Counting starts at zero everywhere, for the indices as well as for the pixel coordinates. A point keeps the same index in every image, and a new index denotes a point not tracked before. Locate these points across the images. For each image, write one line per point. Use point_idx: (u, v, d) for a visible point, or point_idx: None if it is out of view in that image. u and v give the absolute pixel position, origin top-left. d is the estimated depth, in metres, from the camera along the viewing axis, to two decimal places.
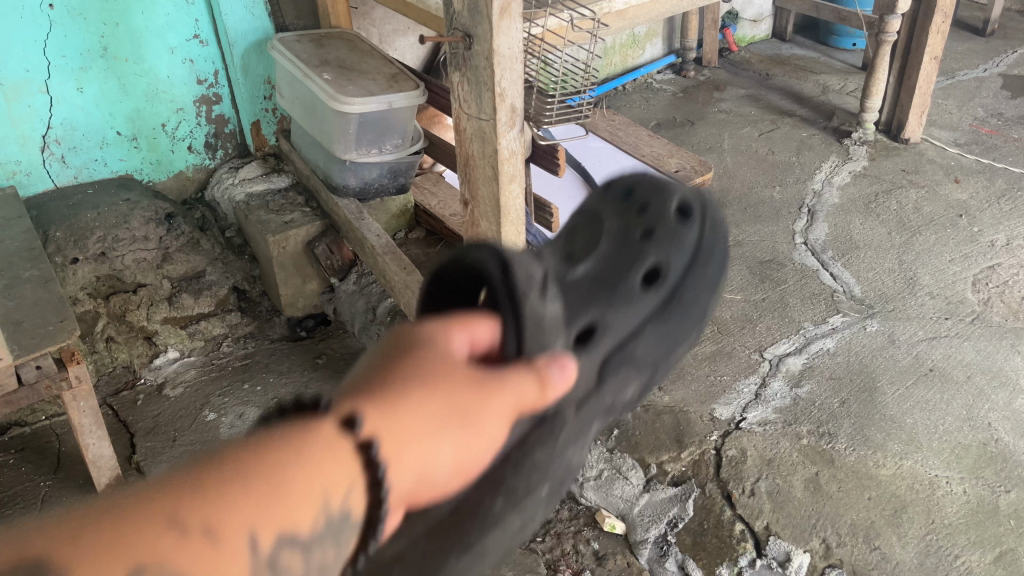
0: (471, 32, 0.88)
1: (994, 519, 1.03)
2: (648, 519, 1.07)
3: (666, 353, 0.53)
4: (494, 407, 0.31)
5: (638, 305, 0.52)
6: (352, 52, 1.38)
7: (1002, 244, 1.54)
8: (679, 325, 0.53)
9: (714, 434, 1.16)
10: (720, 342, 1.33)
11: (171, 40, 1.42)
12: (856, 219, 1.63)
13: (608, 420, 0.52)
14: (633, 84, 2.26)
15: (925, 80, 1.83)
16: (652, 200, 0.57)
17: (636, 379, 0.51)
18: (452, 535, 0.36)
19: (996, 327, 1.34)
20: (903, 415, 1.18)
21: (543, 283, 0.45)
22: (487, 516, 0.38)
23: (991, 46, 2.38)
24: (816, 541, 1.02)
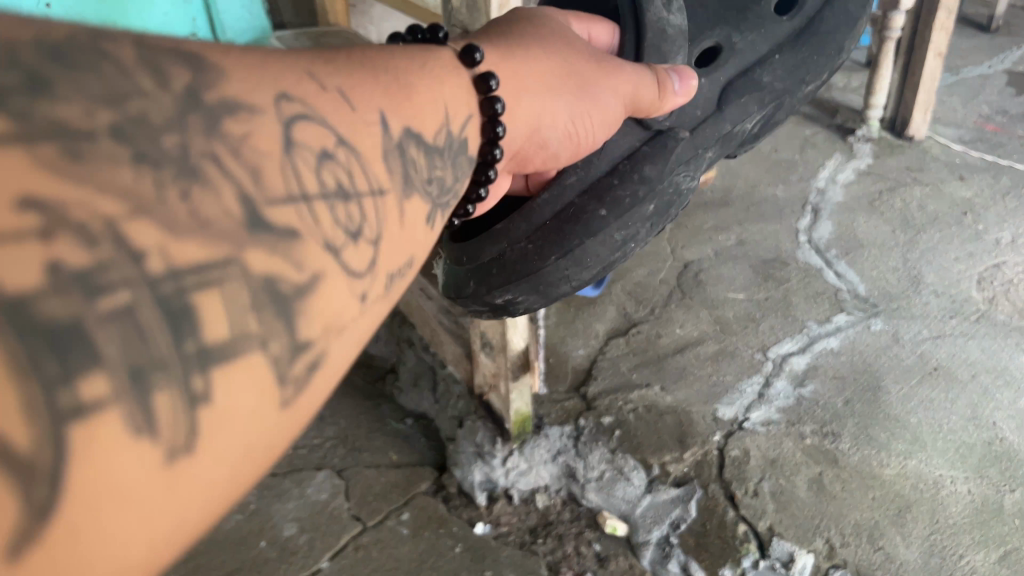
0: (470, 29, 0.89)
1: (999, 518, 1.02)
2: (651, 521, 1.06)
3: (794, 83, 0.80)
4: (601, 87, 0.70)
5: (767, 40, 0.79)
6: (351, 51, 1.37)
7: (1007, 241, 1.52)
8: (813, 42, 0.79)
9: (717, 434, 1.15)
10: (723, 341, 1.32)
11: None
12: (860, 217, 1.61)
13: (738, 140, 0.81)
14: None
15: (930, 76, 1.82)
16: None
17: (757, 106, 0.79)
18: (555, 232, 0.74)
19: (1002, 326, 1.32)
20: (908, 414, 1.16)
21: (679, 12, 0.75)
22: (594, 215, 0.74)
23: (996, 43, 2.36)
24: (820, 541, 1.00)
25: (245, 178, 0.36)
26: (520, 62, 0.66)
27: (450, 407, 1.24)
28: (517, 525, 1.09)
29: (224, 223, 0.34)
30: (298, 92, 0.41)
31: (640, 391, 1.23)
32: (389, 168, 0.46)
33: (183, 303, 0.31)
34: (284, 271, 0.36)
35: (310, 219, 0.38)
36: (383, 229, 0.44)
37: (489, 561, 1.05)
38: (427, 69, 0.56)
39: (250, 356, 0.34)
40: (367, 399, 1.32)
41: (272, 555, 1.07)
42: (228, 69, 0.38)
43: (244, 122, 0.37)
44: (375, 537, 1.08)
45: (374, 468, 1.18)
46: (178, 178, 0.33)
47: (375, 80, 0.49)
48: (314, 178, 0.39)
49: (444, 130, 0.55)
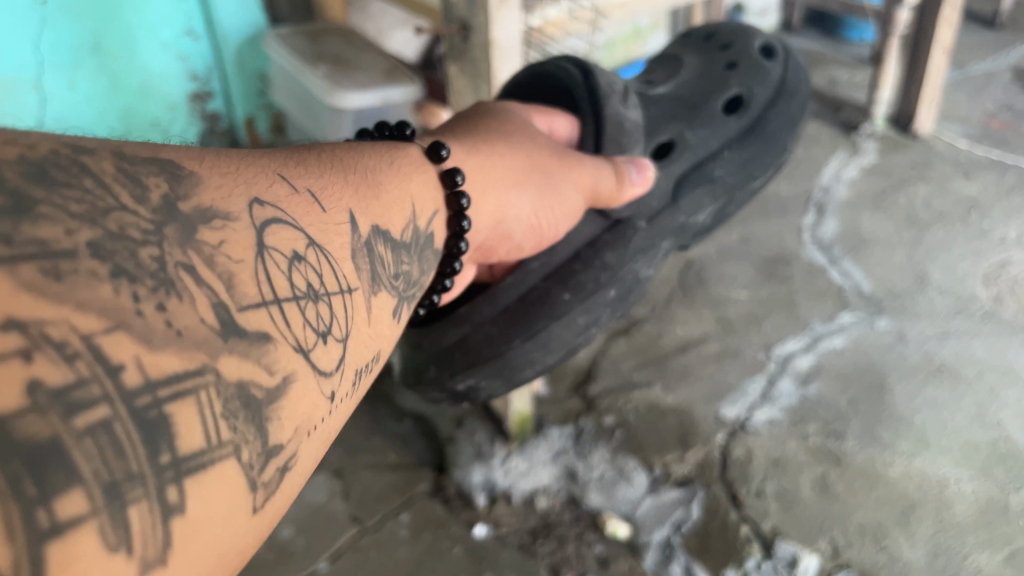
0: (469, 23, 0.88)
1: (1005, 519, 1.00)
2: (653, 522, 1.04)
3: (742, 179, 0.93)
4: (564, 179, 0.76)
5: (717, 139, 0.93)
6: (349, 47, 1.37)
7: (1013, 238, 1.50)
8: (758, 144, 0.94)
9: (719, 433, 1.14)
10: (726, 339, 1.31)
11: (164, 36, 1.41)
12: (865, 215, 1.60)
13: (693, 229, 0.94)
14: None
15: (936, 71, 1.80)
16: (732, 41, 1.03)
17: (710, 200, 0.92)
18: (523, 317, 0.83)
19: (1008, 323, 1.31)
20: (912, 413, 1.15)
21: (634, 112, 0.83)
22: (558, 301, 0.84)
23: (1001, 39, 2.34)
24: (823, 542, 0.99)
25: (221, 286, 0.37)
26: (486, 160, 0.72)
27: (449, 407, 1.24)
28: (517, 526, 1.07)
29: (199, 334, 0.35)
30: (270, 197, 0.43)
31: (641, 391, 1.22)
32: (358, 267, 0.49)
33: (158, 414, 0.32)
34: (255, 376, 0.37)
35: (280, 322, 0.40)
36: (351, 327, 0.47)
37: (488, 562, 1.03)
38: (394, 165, 0.60)
39: (223, 462, 0.34)
40: (365, 398, 1.28)
41: (269, 557, 1.06)
42: (205, 179, 0.40)
43: (220, 232, 0.39)
44: (374, 539, 1.07)
45: (373, 469, 1.17)
46: (154, 292, 0.34)
47: (346, 182, 0.52)
48: (285, 283, 0.41)
49: (408, 226, 0.59)
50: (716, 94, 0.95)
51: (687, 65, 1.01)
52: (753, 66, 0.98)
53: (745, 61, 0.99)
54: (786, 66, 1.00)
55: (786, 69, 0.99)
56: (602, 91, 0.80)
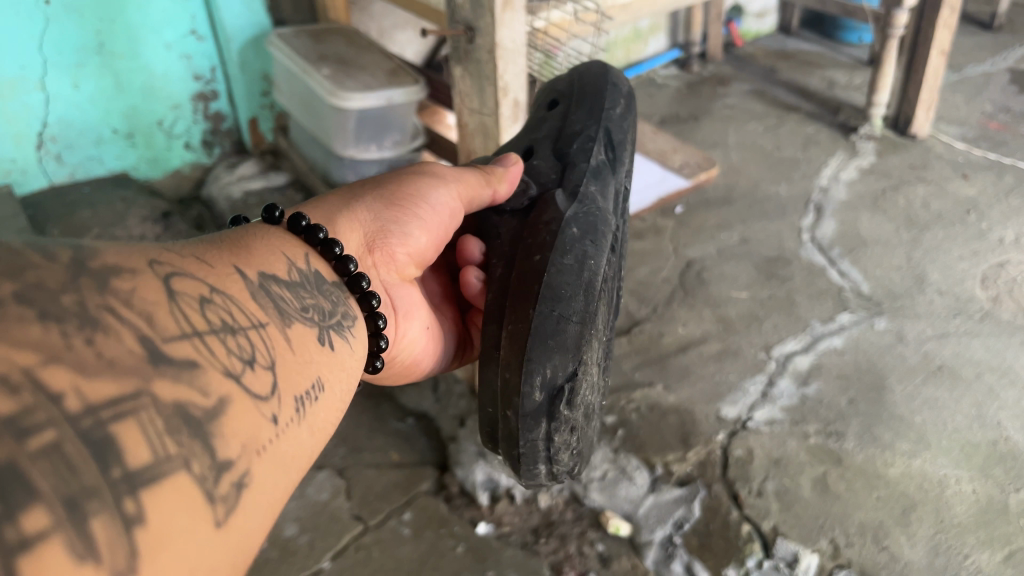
0: (474, 25, 0.89)
1: (1004, 518, 1.01)
2: (654, 521, 1.05)
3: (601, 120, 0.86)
4: (425, 190, 0.76)
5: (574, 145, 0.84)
6: (352, 48, 1.39)
7: (1010, 240, 1.51)
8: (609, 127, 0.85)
9: (720, 434, 1.14)
10: (727, 340, 1.31)
11: (168, 36, 1.41)
12: (863, 216, 1.61)
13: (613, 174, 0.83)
14: (638, 78, 2.23)
15: (934, 74, 1.81)
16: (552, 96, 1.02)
17: (594, 143, 0.84)
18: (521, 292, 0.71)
19: (1006, 324, 1.32)
20: (912, 414, 1.16)
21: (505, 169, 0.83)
22: (535, 259, 0.73)
23: (999, 40, 2.36)
24: (824, 541, 1.00)
25: (142, 323, 0.40)
26: (336, 205, 0.71)
27: (451, 407, 1.24)
28: (519, 526, 1.07)
29: (129, 361, 0.37)
30: (163, 256, 0.46)
31: (642, 390, 1.23)
32: (263, 303, 0.51)
33: (103, 433, 0.34)
34: (190, 397, 0.39)
35: (204, 353, 0.42)
36: (277, 356, 0.48)
37: (490, 561, 1.03)
38: (270, 230, 0.61)
39: (175, 475, 0.36)
40: (367, 398, 1.28)
41: (273, 556, 1.06)
42: (102, 245, 0.43)
43: (130, 280, 0.41)
44: (376, 537, 1.07)
45: (375, 467, 1.17)
46: (82, 330, 0.36)
47: (221, 245, 0.54)
48: (200, 317, 0.44)
49: (294, 269, 0.58)
50: (546, 121, 0.88)
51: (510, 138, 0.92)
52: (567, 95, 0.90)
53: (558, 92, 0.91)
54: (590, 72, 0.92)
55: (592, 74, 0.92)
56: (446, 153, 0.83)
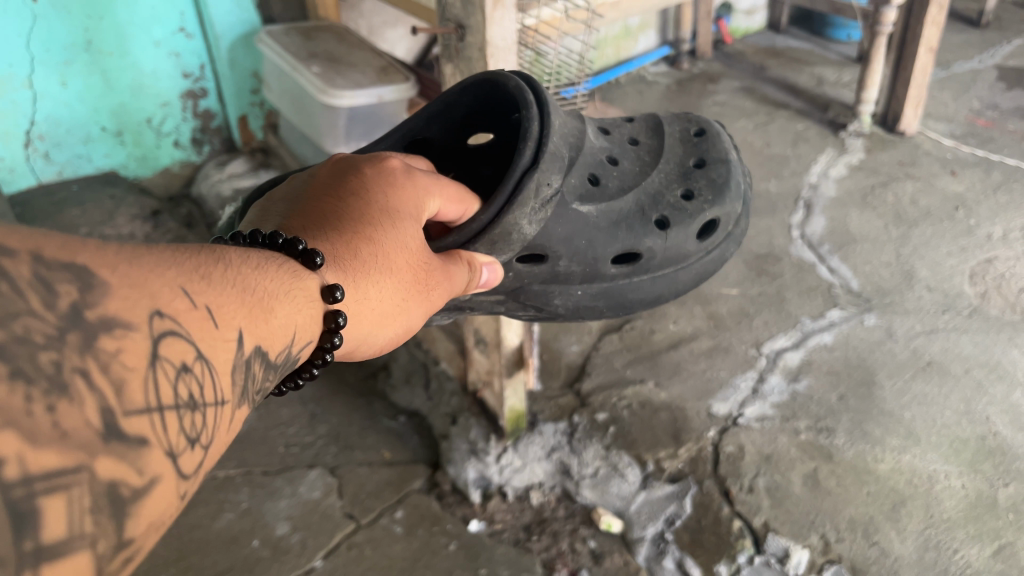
0: (464, 23, 0.89)
1: (993, 513, 1.02)
2: (646, 518, 1.05)
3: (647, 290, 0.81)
4: (422, 306, 0.60)
5: (618, 242, 0.77)
6: (342, 44, 1.39)
7: (999, 236, 1.52)
8: (663, 279, 0.80)
9: (711, 430, 1.15)
10: (718, 336, 1.32)
11: (157, 34, 1.40)
12: (853, 212, 1.61)
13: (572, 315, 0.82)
14: (628, 75, 2.23)
15: (921, 71, 1.82)
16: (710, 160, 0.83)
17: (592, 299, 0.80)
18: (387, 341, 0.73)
19: (994, 320, 1.32)
20: (902, 410, 1.16)
21: (548, 205, 0.71)
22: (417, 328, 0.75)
23: (986, 37, 2.37)
24: (815, 537, 1.00)
25: (109, 390, 0.29)
26: (389, 246, 0.57)
27: (444, 404, 1.23)
28: (511, 523, 1.08)
29: (83, 433, 0.28)
30: (171, 306, 0.34)
31: (633, 387, 1.23)
32: (237, 383, 0.38)
33: (28, 508, 0.26)
34: (124, 475, 0.29)
35: (161, 432, 0.31)
36: (219, 452, 0.36)
37: (483, 559, 1.04)
38: (288, 287, 0.45)
39: (76, 554, 0.27)
40: (359, 396, 1.28)
41: (264, 555, 1.05)
42: (113, 284, 0.31)
43: (119, 339, 0.31)
44: (369, 535, 1.07)
45: (367, 466, 1.17)
46: (47, 394, 0.27)
47: (240, 291, 0.41)
48: (168, 395, 0.32)
49: (286, 353, 0.44)
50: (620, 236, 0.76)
51: (652, 116, 0.88)
52: (691, 211, 0.78)
53: (708, 189, 0.80)
54: (730, 233, 0.83)
55: (728, 238, 0.83)
56: (529, 171, 0.68)
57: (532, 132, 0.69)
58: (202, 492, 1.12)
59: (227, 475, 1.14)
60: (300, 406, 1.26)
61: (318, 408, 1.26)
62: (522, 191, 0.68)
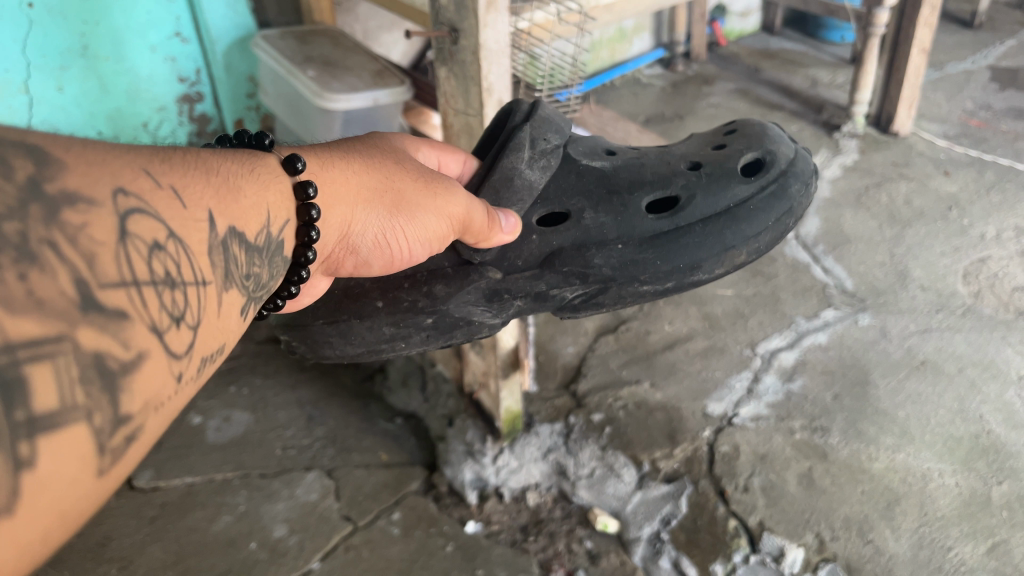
0: (458, 26, 0.89)
1: (987, 511, 1.02)
2: (642, 517, 1.06)
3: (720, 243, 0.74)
4: (417, 203, 0.65)
5: (650, 190, 0.76)
6: (337, 49, 1.40)
7: (992, 236, 1.53)
8: (722, 220, 0.74)
9: (706, 430, 1.15)
10: (713, 337, 1.32)
11: (152, 38, 1.41)
12: (847, 213, 1.62)
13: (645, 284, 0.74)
14: (623, 78, 2.24)
15: (914, 72, 1.83)
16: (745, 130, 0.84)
17: (653, 254, 0.73)
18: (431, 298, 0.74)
19: (988, 319, 1.33)
20: (896, 409, 1.17)
21: (550, 157, 0.75)
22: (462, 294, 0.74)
23: (979, 38, 2.38)
24: (810, 535, 1.01)
25: (80, 262, 0.32)
26: (364, 156, 0.65)
27: (439, 407, 1.25)
28: (509, 523, 1.08)
29: (60, 303, 0.31)
30: (135, 186, 0.37)
31: (629, 388, 1.24)
32: (213, 262, 0.42)
33: (18, 373, 0.29)
34: (110, 347, 0.33)
35: (139, 301, 0.35)
36: (203, 319, 0.41)
37: (480, 559, 1.04)
38: (254, 170, 0.52)
39: (73, 427, 0.31)
40: (356, 398, 1.28)
41: (262, 557, 1.05)
42: (69, 160, 0.34)
43: (84, 213, 0.33)
44: (366, 537, 1.07)
45: (364, 468, 1.17)
46: (17, 263, 0.30)
47: (205, 178, 0.44)
48: (144, 262, 0.36)
49: (264, 232, 0.50)
50: (656, 184, 0.76)
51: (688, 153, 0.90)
52: (724, 156, 0.78)
53: (740, 141, 0.81)
54: (786, 172, 0.78)
55: (785, 176, 0.77)
56: (520, 125, 0.75)
57: (519, 101, 0.77)
58: (200, 495, 1.12)
59: (224, 479, 1.15)
60: (297, 408, 1.26)
61: (314, 410, 1.26)
62: (514, 137, 0.73)
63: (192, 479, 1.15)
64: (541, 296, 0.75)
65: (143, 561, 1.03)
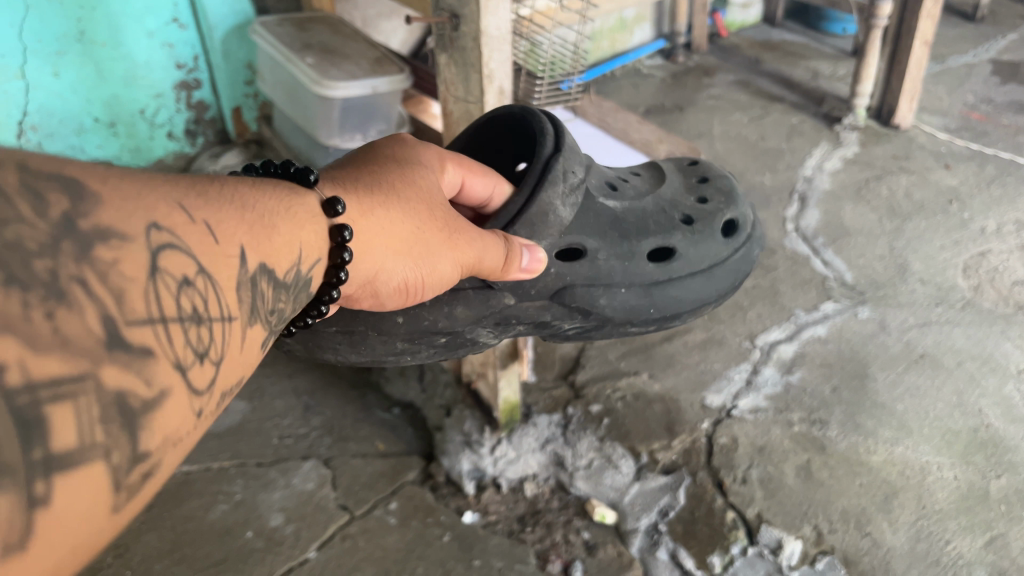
0: (458, 12, 0.88)
1: (984, 504, 1.02)
2: (640, 508, 1.05)
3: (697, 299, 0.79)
4: (441, 249, 0.64)
5: (651, 237, 0.77)
6: (337, 36, 1.39)
7: (992, 229, 1.52)
8: (703, 279, 0.78)
9: (705, 422, 1.15)
10: (711, 329, 1.32)
11: (150, 24, 1.40)
12: (847, 206, 1.61)
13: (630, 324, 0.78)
14: (623, 68, 2.23)
15: (917, 64, 1.82)
16: (712, 176, 0.87)
17: (645, 301, 0.76)
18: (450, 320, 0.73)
19: (987, 313, 1.33)
20: (894, 402, 1.17)
21: (577, 191, 0.73)
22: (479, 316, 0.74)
23: (980, 31, 2.37)
24: (807, 528, 1.00)
25: (109, 300, 0.32)
26: (397, 187, 0.63)
27: (438, 397, 1.24)
28: (506, 514, 1.08)
29: (86, 342, 0.30)
30: (168, 221, 0.37)
31: (628, 379, 1.23)
32: (240, 298, 0.42)
33: (37, 413, 0.28)
34: (134, 386, 0.32)
35: (165, 340, 0.34)
36: (226, 358, 0.40)
37: (477, 549, 1.03)
38: (289, 207, 0.51)
39: (91, 465, 0.30)
40: (353, 388, 1.28)
41: (258, 546, 1.04)
42: (105, 195, 0.34)
43: (116, 249, 0.33)
44: (362, 526, 1.07)
45: (361, 457, 1.17)
46: (45, 300, 0.29)
47: (238, 212, 0.44)
48: (173, 301, 0.35)
49: (292, 270, 0.49)
50: (657, 231, 0.77)
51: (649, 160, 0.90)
52: (710, 211, 0.81)
53: (719, 195, 0.84)
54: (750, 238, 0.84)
55: (749, 244, 0.83)
56: (553, 156, 0.72)
57: (546, 127, 0.73)
58: (196, 483, 1.12)
59: (221, 467, 1.14)
60: (294, 398, 1.26)
61: (312, 400, 1.26)
62: (552, 170, 0.70)
63: (188, 468, 1.14)
64: (542, 324, 0.77)
65: (138, 549, 1.03)
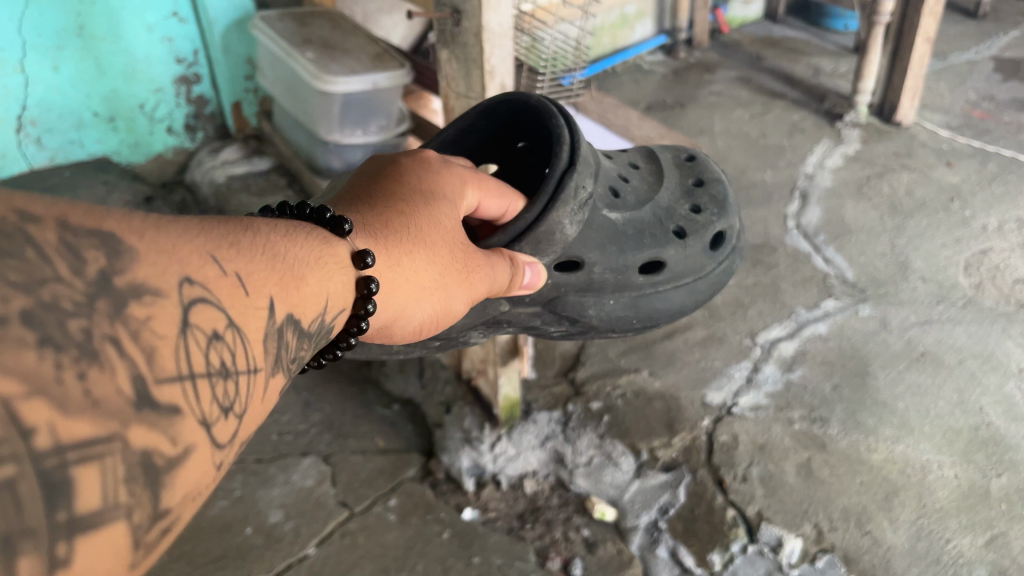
0: (460, 7, 0.88)
1: (985, 503, 1.02)
2: (640, 506, 1.05)
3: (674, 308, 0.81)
4: (458, 289, 0.62)
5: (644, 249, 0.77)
6: (337, 31, 1.38)
7: (993, 227, 1.52)
8: (684, 291, 0.81)
9: (705, 419, 1.15)
10: (711, 326, 1.32)
11: (150, 18, 1.39)
12: (849, 203, 1.61)
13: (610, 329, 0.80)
14: (624, 64, 2.22)
15: (919, 61, 1.81)
16: (708, 180, 0.87)
17: (628, 311, 0.79)
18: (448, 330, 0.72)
19: (988, 311, 1.32)
20: (895, 400, 1.16)
21: (584, 207, 0.72)
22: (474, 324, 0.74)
23: (982, 28, 2.37)
24: (808, 526, 1.00)
25: (141, 358, 0.31)
26: (421, 224, 0.60)
27: (438, 393, 1.23)
28: (506, 511, 1.08)
29: (115, 402, 0.29)
30: (201, 275, 0.36)
31: (628, 376, 1.23)
32: (267, 350, 0.40)
33: (63, 476, 0.27)
34: (158, 445, 0.31)
35: (192, 395, 0.33)
36: (251, 414, 0.39)
37: (476, 546, 1.03)
38: (319, 257, 0.49)
39: (112, 527, 0.28)
40: (352, 384, 1.28)
41: (257, 543, 1.04)
42: (142, 250, 0.33)
43: (149, 306, 0.32)
44: (362, 523, 1.07)
45: (361, 454, 1.16)
46: (78, 361, 0.28)
47: (268, 261, 0.43)
48: (201, 357, 0.34)
49: (318, 319, 0.47)
50: (652, 242, 0.78)
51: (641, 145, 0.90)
52: (703, 222, 0.81)
53: (712, 204, 0.84)
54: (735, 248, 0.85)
55: (732, 254, 0.85)
56: (566, 172, 0.70)
57: (562, 137, 0.72)
58: None
59: None
60: (294, 394, 1.26)
61: (312, 397, 1.25)
62: (564, 190, 0.70)
63: None
64: (529, 326, 0.79)
65: None
